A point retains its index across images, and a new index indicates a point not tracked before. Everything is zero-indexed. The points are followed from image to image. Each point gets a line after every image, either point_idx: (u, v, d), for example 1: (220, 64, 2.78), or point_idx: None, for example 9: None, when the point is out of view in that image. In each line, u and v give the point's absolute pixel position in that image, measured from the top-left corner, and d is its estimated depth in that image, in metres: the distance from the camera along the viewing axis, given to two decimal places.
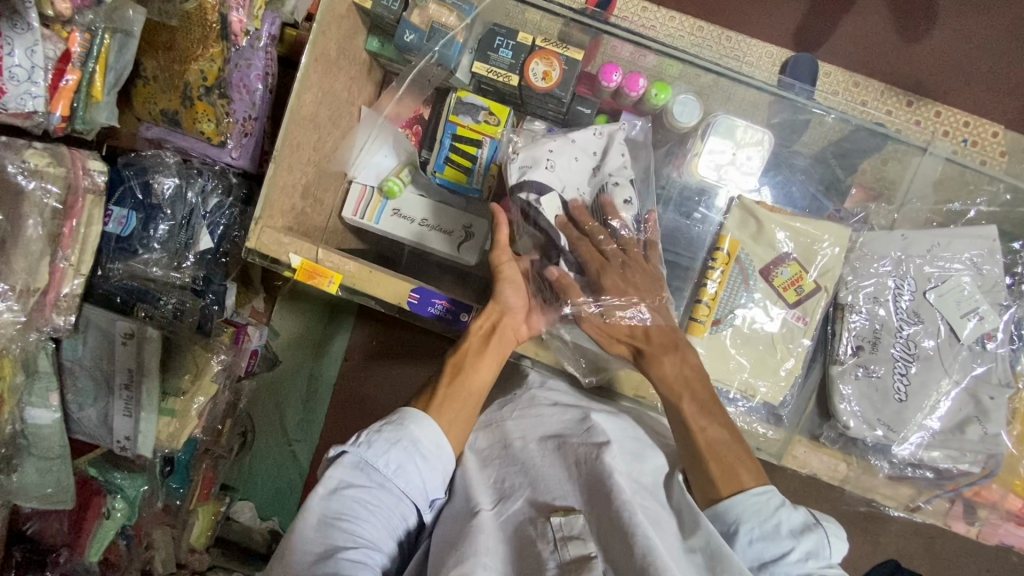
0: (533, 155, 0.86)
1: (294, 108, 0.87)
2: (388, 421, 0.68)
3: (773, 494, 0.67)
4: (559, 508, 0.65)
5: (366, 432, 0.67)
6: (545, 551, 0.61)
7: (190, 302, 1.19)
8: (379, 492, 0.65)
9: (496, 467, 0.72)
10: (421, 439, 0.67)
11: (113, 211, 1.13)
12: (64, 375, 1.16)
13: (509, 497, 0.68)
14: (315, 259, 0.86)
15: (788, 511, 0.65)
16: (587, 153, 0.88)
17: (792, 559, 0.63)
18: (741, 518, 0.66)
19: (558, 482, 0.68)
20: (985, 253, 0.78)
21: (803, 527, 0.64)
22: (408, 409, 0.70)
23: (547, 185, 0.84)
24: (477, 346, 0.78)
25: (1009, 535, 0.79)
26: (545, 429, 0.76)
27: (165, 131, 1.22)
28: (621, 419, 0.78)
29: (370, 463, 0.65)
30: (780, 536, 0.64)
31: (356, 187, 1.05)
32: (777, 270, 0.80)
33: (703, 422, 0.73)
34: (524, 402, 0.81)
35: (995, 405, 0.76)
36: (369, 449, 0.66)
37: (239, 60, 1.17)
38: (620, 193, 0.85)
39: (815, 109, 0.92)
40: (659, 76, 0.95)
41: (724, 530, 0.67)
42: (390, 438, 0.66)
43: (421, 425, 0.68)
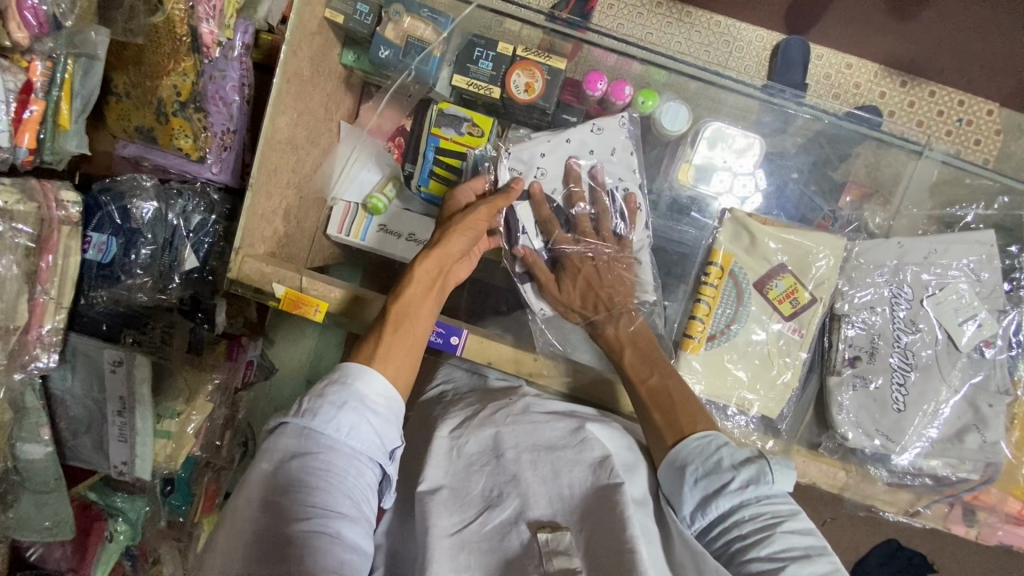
0: (524, 159, 0.87)
1: (269, 132, 0.83)
2: (333, 382, 0.64)
3: (714, 436, 0.67)
4: (546, 524, 0.66)
5: (309, 399, 0.63)
6: (531, 566, 0.63)
7: (178, 320, 1.22)
8: (330, 456, 0.60)
9: (485, 476, 0.71)
10: (368, 396, 0.64)
11: (92, 238, 1.10)
12: (56, 406, 1.16)
13: (498, 507, 0.68)
14: (301, 288, 0.84)
15: (730, 448, 0.65)
16: (600, 155, 0.87)
17: (732, 489, 0.63)
18: (687, 460, 0.66)
19: (550, 497, 0.68)
20: (983, 259, 0.76)
21: (745, 458, 0.64)
22: (351, 365, 0.66)
23: (533, 196, 0.86)
24: (417, 296, 0.74)
25: (1007, 535, 0.80)
26: (540, 440, 0.72)
27: (141, 148, 1.17)
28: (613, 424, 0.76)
29: (315, 428, 0.61)
30: (723, 469, 0.64)
31: (338, 205, 1.02)
32: (771, 283, 0.78)
33: (645, 373, 0.76)
34: (517, 406, 0.76)
35: (993, 413, 0.75)
36: (314, 415, 0.62)
37: (213, 71, 1.13)
38: (629, 199, 0.87)
39: (800, 111, 0.90)
40: (645, 83, 0.92)
41: (677, 476, 0.67)
42: (335, 402, 0.62)
43: (366, 381, 0.64)
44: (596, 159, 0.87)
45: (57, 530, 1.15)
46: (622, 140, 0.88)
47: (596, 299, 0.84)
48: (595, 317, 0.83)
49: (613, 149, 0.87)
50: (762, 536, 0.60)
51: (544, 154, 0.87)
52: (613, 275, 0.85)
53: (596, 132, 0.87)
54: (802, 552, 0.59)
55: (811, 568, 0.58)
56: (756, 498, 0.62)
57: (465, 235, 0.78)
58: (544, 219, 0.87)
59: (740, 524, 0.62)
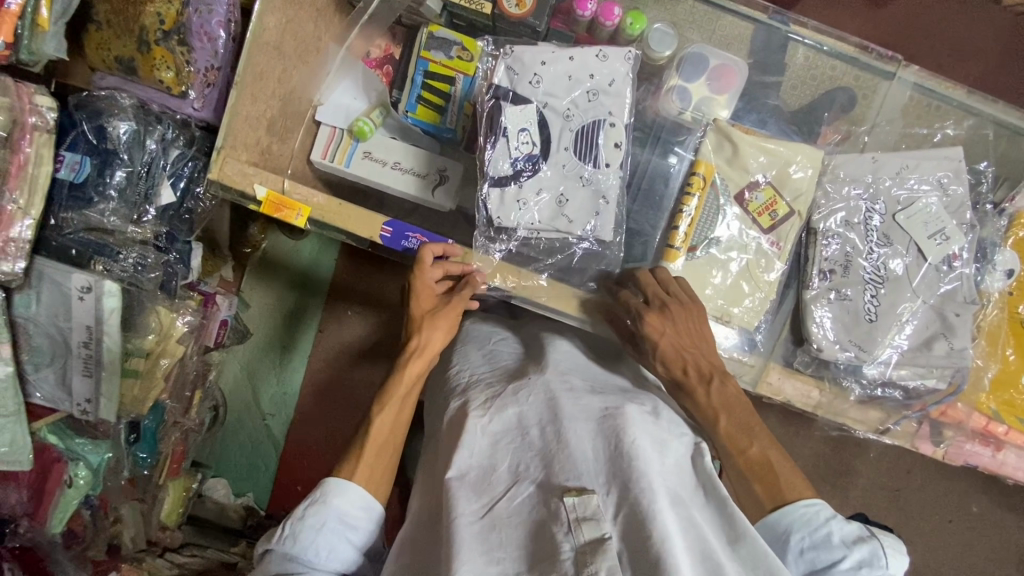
0: (522, 64, 0.82)
1: (256, 32, 0.83)
2: (310, 503, 0.68)
3: (822, 506, 0.64)
4: (571, 487, 0.62)
5: (290, 521, 0.68)
6: (560, 534, 0.59)
7: (153, 256, 1.16)
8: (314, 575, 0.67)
9: (510, 452, 0.69)
10: (347, 512, 0.69)
11: (65, 156, 1.06)
12: (18, 334, 1.12)
13: (523, 483, 0.65)
14: (282, 191, 0.83)
15: (839, 521, 0.63)
16: (598, 82, 0.82)
17: (843, 568, 0.60)
18: (790, 529, 0.64)
19: (576, 462, 0.64)
20: (952, 173, 0.79)
21: (856, 537, 0.61)
22: (329, 481, 0.71)
23: (524, 100, 0.82)
24: (388, 419, 0.78)
25: (972, 454, 0.83)
26: (559, 411, 0.69)
27: (120, 81, 1.13)
28: (648, 407, 0.71)
29: (296, 553, 0.67)
30: (832, 546, 0.62)
31: (323, 129, 1.01)
32: (751, 195, 0.80)
33: (716, 408, 0.73)
34: (539, 387, 0.74)
35: (960, 322, 0.78)
36: (294, 542, 0.67)
37: (199, 5, 1.07)
38: (611, 135, 0.82)
39: (788, 36, 0.91)
40: (635, 7, 0.93)
41: (775, 545, 0.65)
42: (315, 524, 0.67)
43: (344, 498, 0.69)
44: (593, 85, 0.82)
45: (14, 457, 1.13)
46: (622, 74, 0.83)
47: (687, 365, 0.76)
48: (684, 380, 0.75)
49: (612, 81, 0.83)
50: None
51: (544, 62, 0.82)
52: (699, 337, 0.78)
53: (600, 59, 0.83)
54: None
55: None
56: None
57: (445, 329, 0.83)
58: (529, 126, 0.82)
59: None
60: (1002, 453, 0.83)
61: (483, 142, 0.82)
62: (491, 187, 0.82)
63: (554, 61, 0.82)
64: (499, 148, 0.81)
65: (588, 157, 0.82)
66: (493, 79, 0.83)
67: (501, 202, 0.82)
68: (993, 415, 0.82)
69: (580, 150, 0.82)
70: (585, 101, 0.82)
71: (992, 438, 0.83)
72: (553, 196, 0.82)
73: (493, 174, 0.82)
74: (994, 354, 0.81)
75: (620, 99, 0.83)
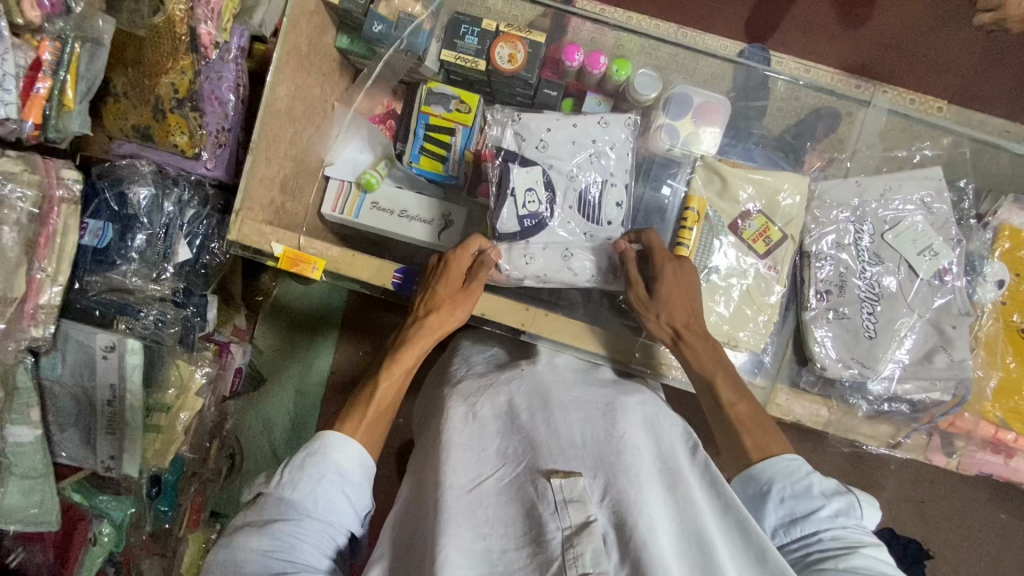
0: (528, 131, 0.89)
1: (268, 102, 0.89)
2: (308, 453, 0.70)
3: (803, 461, 0.70)
4: (559, 470, 0.66)
5: (288, 471, 0.69)
6: (546, 514, 0.62)
7: (171, 312, 1.21)
8: (308, 522, 0.67)
9: (499, 437, 0.72)
10: (344, 465, 0.70)
11: (89, 223, 1.13)
12: (45, 395, 1.14)
13: (512, 464, 0.69)
14: (298, 247, 0.87)
15: (819, 476, 0.68)
16: (600, 146, 0.89)
17: (822, 515, 0.66)
18: (773, 478, 0.69)
19: (561, 448, 0.68)
20: (934, 193, 0.83)
21: (835, 489, 0.67)
22: (329, 434, 0.72)
23: (530, 163, 0.89)
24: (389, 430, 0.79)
25: (985, 463, 0.84)
26: (547, 400, 0.74)
27: (138, 146, 1.19)
28: (638, 399, 0.76)
29: (293, 498, 0.67)
30: (812, 495, 0.67)
31: (333, 183, 1.07)
32: (745, 224, 0.84)
33: (734, 397, 0.76)
34: (528, 380, 0.78)
35: (957, 333, 0.81)
36: (293, 488, 0.68)
37: (209, 73, 1.14)
38: (613, 195, 0.89)
39: (767, 73, 0.96)
40: (620, 53, 0.98)
41: (759, 494, 0.70)
42: (315, 474, 0.69)
43: (343, 452, 0.70)
44: (595, 149, 0.89)
45: (42, 518, 1.15)
46: (622, 140, 0.90)
47: (692, 323, 0.79)
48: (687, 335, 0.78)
49: (613, 146, 0.90)
50: (845, 553, 0.63)
51: (549, 129, 0.89)
52: (697, 299, 0.81)
53: (602, 125, 0.90)
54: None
55: None
56: (843, 526, 0.65)
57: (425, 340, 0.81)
58: (535, 186, 0.88)
59: (822, 541, 0.65)
60: (1015, 460, 0.84)
61: (493, 202, 0.88)
62: (501, 241, 0.88)
63: (558, 129, 0.89)
64: (508, 206, 0.87)
65: (591, 214, 0.88)
66: (502, 144, 0.90)
67: (508, 257, 0.88)
68: (1001, 423, 0.83)
69: (584, 210, 0.89)
70: (588, 162, 0.89)
71: (1004, 447, 0.83)
72: (559, 251, 0.88)
73: (503, 230, 0.87)
74: (995, 364, 0.83)
75: (621, 161, 0.90)
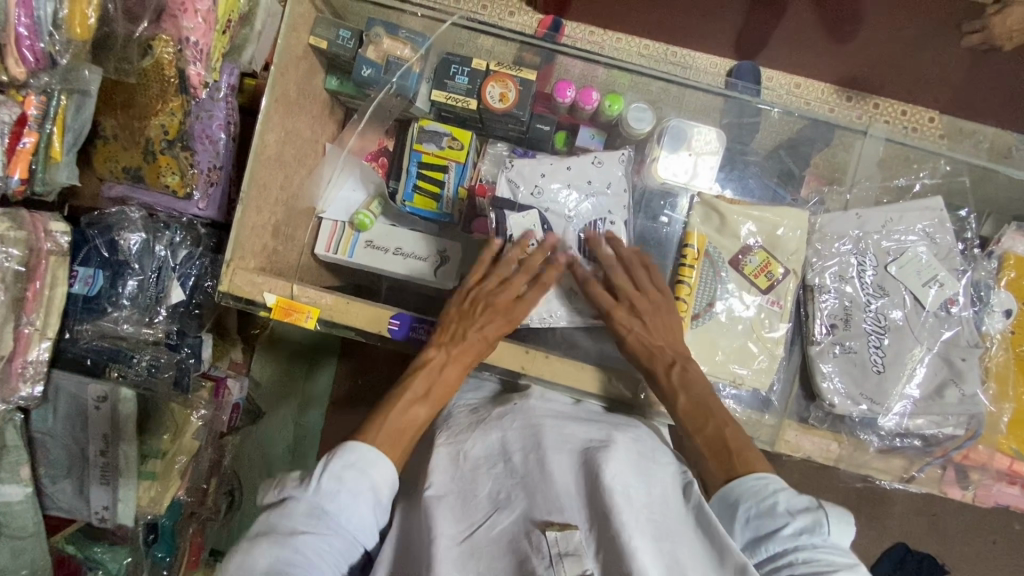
0: (523, 176, 0.91)
1: (258, 149, 0.88)
2: (349, 465, 0.64)
3: (772, 479, 0.64)
4: (554, 521, 0.62)
5: (322, 477, 0.63)
6: (540, 567, 0.58)
7: (165, 356, 1.18)
8: (335, 539, 0.62)
9: (491, 479, 0.70)
10: (380, 485, 0.66)
11: (78, 272, 1.10)
12: (36, 449, 1.11)
13: (505, 511, 0.66)
14: (291, 296, 0.86)
15: (787, 492, 0.62)
16: (596, 187, 0.91)
17: (784, 534, 0.59)
18: (740, 497, 0.64)
19: (557, 494, 0.65)
20: (935, 223, 0.82)
21: (803, 506, 0.60)
22: (364, 446, 0.67)
23: (527, 207, 0.90)
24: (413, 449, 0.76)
25: (1002, 495, 0.82)
26: (543, 441, 0.70)
27: (128, 188, 1.17)
28: (634, 436, 0.74)
29: (328, 510, 0.62)
30: (776, 514, 0.61)
31: (326, 224, 1.05)
32: (746, 259, 0.83)
33: (699, 423, 0.72)
34: (522, 416, 0.75)
35: (967, 366, 0.79)
36: (330, 500, 0.62)
37: (199, 112, 1.14)
38: (612, 233, 0.89)
39: (759, 105, 0.96)
40: (611, 88, 0.97)
41: (727, 513, 0.65)
42: (354, 489, 0.64)
43: (381, 471, 0.66)
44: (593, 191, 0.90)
45: None
46: (617, 177, 0.91)
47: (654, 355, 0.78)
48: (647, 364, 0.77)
49: (609, 183, 0.91)
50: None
51: (544, 174, 0.91)
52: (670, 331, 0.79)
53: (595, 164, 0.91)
54: None
55: None
56: (808, 547, 0.58)
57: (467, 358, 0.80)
58: (534, 229, 0.88)
59: (790, 565, 0.58)
60: None
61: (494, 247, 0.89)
62: None
63: (555, 175, 0.91)
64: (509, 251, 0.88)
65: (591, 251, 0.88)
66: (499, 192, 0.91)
67: None
68: (1017, 454, 0.81)
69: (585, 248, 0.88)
70: (585, 203, 0.90)
71: (1020, 478, 0.81)
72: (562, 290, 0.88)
73: None
74: (1007, 396, 0.81)
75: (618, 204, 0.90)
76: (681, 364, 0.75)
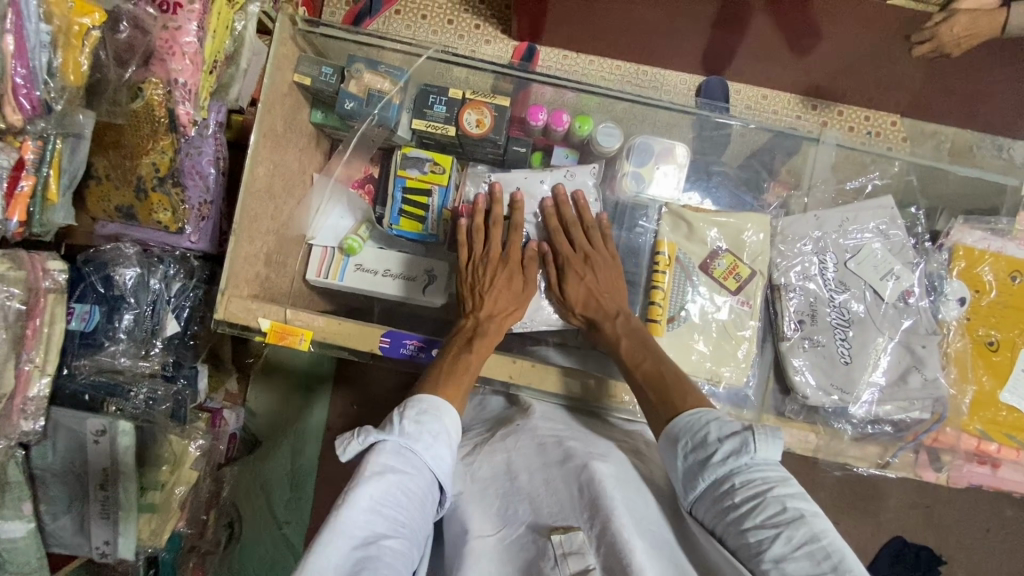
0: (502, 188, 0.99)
1: (248, 181, 0.92)
2: (423, 411, 0.70)
3: (706, 411, 0.70)
4: (559, 526, 0.66)
5: (405, 421, 0.68)
6: (546, 569, 0.62)
7: (162, 388, 1.21)
8: (422, 478, 0.66)
9: (498, 497, 0.73)
10: (452, 431, 0.71)
11: (75, 308, 1.13)
12: (37, 486, 1.13)
13: (512, 525, 0.69)
14: (285, 320, 0.89)
15: (718, 421, 0.67)
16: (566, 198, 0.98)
17: (716, 459, 0.64)
18: (677, 436, 0.69)
19: (559, 504, 0.69)
20: (889, 220, 0.87)
21: (731, 430, 0.65)
22: (433, 399, 0.73)
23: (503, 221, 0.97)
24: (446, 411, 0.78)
25: (974, 475, 0.85)
26: (548, 458, 0.75)
27: (121, 226, 1.20)
28: (633, 452, 0.79)
29: (417, 449, 0.66)
30: (711, 442, 0.66)
31: (316, 250, 1.09)
32: (714, 263, 0.88)
33: (639, 358, 0.82)
34: (526, 435, 0.80)
35: (927, 353, 0.84)
36: (413, 441, 0.67)
37: (188, 148, 1.17)
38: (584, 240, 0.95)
39: (719, 120, 1.01)
40: (580, 110, 1.04)
41: (670, 452, 0.70)
42: (433, 432, 0.69)
43: (450, 418, 0.72)
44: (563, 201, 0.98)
45: None
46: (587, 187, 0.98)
47: (600, 304, 0.89)
48: (595, 317, 0.89)
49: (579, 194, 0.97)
50: (755, 500, 0.60)
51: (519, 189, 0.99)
52: (612, 286, 0.90)
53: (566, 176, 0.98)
54: (796, 513, 0.59)
55: (803, 528, 0.58)
56: (737, 466, 0.63)
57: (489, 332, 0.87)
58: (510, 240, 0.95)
59: (732, 491, 0.62)
60: (1002, 470, 0.85)
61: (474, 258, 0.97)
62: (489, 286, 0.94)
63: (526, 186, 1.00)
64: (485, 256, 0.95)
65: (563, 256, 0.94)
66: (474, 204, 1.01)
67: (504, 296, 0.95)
68: (982, 435, 0.84)
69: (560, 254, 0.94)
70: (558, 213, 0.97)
71: (989, 458, 0.84)
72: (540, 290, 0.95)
73: None
74: (968, 379, 0.85)
75: (591, 215, 0.96)
76: (623, 312, 0.86)
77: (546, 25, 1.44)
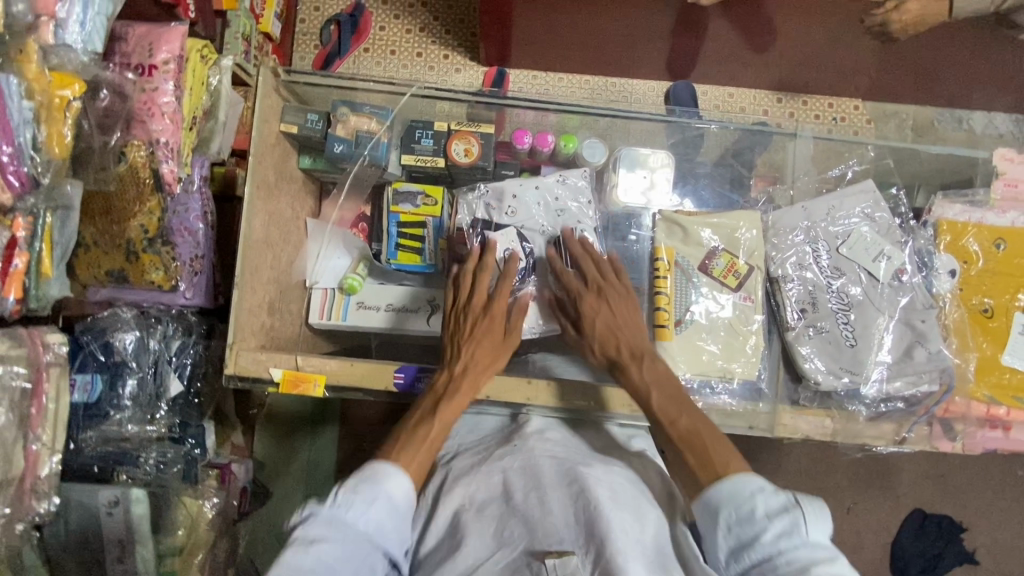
0: (499, 194, 1.00)
1: (246, 235, 0.93)
2: (359, 479, 0.67)
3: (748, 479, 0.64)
4: (553, 551, 0.65)
5: (342, 490, 0.66)
6: None
7: (171, 451, 1.18)
8: (356, 546, 0.63)
9: (494, 514, 0.71)
10: (395, 492, 0.67)
11: (76, 379, 1.12)
12: (53, 566, 1.10)
13: (507, 546, 0.68)
14: (296, 367, 0.89)
15: (765, 494, 0.62)
16: (564, 201, 0.99)
17: (764, 540, 0.60)
18: (720, 506, 0.64)
19: (556, 527, 0.68)
20: (872, 204, 0.91)
21: (779, 507, 0.61)
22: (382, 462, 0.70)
23: (504, 227, 0.98)
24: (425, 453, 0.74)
25: (988, 440, 0.87)
26: (542, 478, 0.72)
27: (114, 289, 1.16)
28: (631, 474, 0.77)
29: (346, 519, 0.64)
30: (756, 519, 0.61)
31: (316, 293, 1.09)
32: (713, 262, 0.90)
33: (674, 413, 0.74)
34: (523, 455, 0.76)
35: (927, 327, 0.86)
36: (342, 510, 0.64)
37: (175, 207, 1.16)
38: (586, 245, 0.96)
39: (699, 126, 1.04)
40: (563, 130, 1.07)
41: (710, 521, 0.65)
42: (368, 497, 0.66)
43: (393, 480, 0.68)
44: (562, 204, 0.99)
45: None
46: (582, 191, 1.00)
47: (620, 343, 0.81)
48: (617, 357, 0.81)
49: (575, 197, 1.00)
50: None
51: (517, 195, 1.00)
52: (634, 321, 0.84)
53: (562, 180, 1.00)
54: None
55: None
56: (790, 547, 0.58)
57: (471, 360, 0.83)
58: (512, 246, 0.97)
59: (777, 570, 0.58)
60: (1013, 432, 0.87)
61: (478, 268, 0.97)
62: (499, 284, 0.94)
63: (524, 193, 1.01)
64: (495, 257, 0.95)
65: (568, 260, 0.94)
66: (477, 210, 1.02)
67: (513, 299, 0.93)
68: (991, 400, 0.87)
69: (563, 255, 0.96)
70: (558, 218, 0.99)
71: (1000, 421, 0.87)
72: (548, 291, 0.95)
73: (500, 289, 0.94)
74: (969, 347, 0.88)
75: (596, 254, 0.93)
76: (648, 354, 0.78)
77: (514, 49, 1.47)
